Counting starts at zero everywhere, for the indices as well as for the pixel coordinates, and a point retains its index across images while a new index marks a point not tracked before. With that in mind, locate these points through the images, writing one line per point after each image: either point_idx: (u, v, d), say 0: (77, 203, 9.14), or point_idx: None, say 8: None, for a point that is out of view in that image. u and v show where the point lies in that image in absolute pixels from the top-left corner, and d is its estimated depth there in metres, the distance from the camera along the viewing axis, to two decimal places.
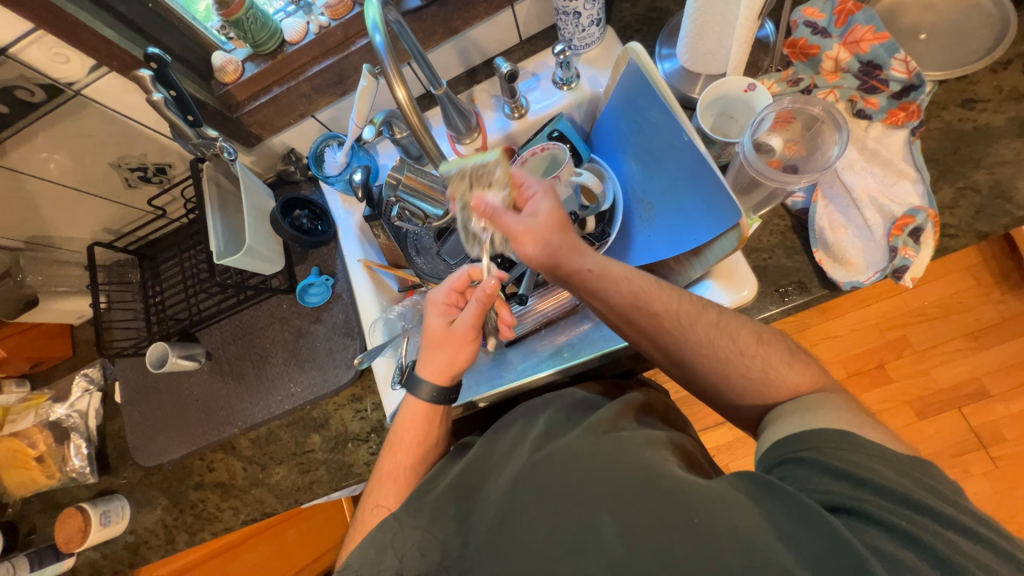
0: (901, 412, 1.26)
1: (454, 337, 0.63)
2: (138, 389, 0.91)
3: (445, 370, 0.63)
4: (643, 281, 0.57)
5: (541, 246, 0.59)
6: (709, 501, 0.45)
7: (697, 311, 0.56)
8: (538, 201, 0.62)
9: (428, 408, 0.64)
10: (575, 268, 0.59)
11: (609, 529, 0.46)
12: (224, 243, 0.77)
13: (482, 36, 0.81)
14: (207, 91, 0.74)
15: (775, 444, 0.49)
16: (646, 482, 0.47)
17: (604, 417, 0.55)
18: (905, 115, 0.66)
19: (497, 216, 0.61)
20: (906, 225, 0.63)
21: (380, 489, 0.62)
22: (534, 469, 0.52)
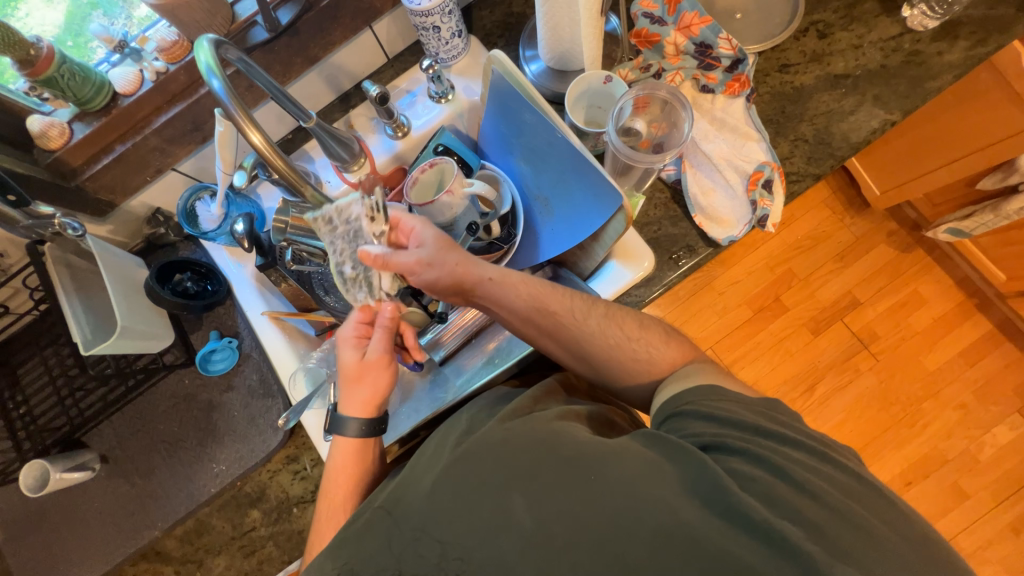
0: (799, 334, 1.44)
1: (372, 367, 0.62)
2: (19, 520, 0.77)
3: (372, 404, 0.62)
4: (538, 285, 0.61)
5: (441, 273, 0.60)
6: (607, 453, 0.48)
7: (572, 300, 0.60)
8: (420, 231, 0.62)
9: (361, 444, 0.62)
10: (477, 278, 0.60)
11: (520, 509, 0.46)
12: (91, 329, 0.68)
13: (345, 61, 0.79)
14: (29, 163, 0.63)
15: (668, 405, 0.54)
16: (558, 455, 0.49)
17: (519, 404, 0.56)
18: (739, 86, 0.75)
19: (388, 259, 0.61)
20: (758, 179, 0.73)
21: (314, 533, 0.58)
22: (457, 469, 0.50)
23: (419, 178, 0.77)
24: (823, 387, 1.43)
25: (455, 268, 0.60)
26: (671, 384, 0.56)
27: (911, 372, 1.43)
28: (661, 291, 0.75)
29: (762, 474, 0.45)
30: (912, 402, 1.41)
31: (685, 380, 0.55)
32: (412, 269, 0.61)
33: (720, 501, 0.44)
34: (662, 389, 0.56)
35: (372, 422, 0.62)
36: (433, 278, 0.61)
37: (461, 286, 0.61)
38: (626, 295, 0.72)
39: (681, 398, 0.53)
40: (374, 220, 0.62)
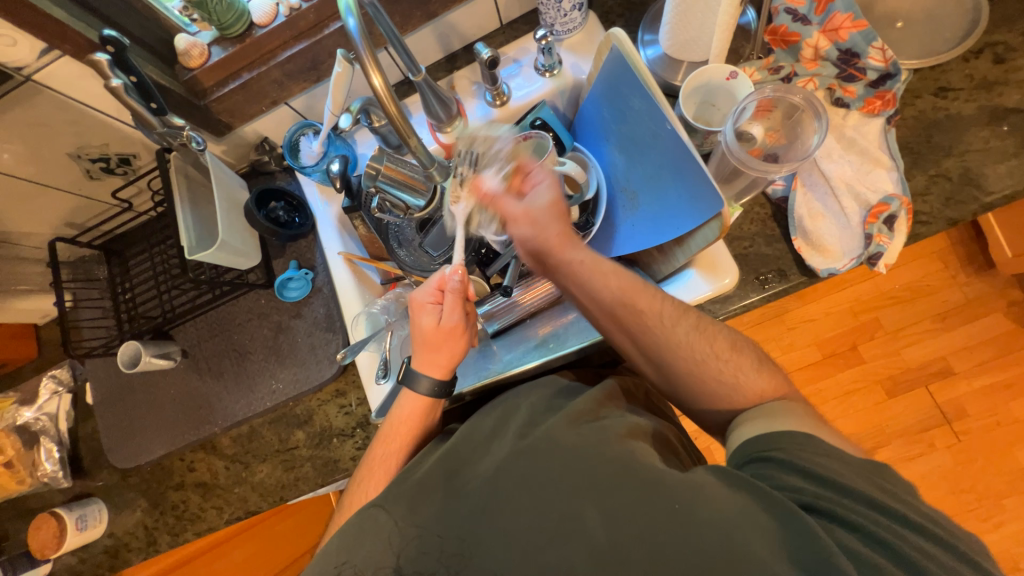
0: (871, 390, 1.31)
1: (447, 334, 0.63)
2: (112, 389, 0.88)
3: (446, 366, 0.64)
4: (629, 279, 0.59)
5: (536, 234, 0.63)
6: (686, 485, 0.46)
7: (658, 307, 0.58)
8: (539, 189, 0.65)
9: (427, 404, 0.64)
10: (567, 258, 0.62)
11: (591, 518, 0.47)
12: (196, 237, 0.74)
13: (461, 20, 0.79)
14: (171, 77, 0.70)
15: (743, 444, 0.51)
16: (630, 470, 0.48)
17: (585, 407, 0.56)
18: (881, 104, 0.67)
19: (496, 199, 0.66)
20: (881, 212, 0.65)
21: (369, 476, 0.62)
22: (520, 459, 0.52)
23: None
24: (888, 453, 1.30)
25: (551, 238, 0.62)
26: (751, 420, 0.52)
27: (1000, 462, 1.25)
28: (737, 312, 0.70)
29: (858, 543, 0.41)
30: (992, 495, 1.24)
31: (766, 420, 0.51)
32: (513, 215, 0.65)
33: (813, 563, 0.40)
34: (741, 427, 0.52)
35: (446, 385, 0.64)
36: (528, 235, 0.63)
37: (548, 257, 0.63)
38: (699, 307, 0.68)
39: (762, 441, 0.49)
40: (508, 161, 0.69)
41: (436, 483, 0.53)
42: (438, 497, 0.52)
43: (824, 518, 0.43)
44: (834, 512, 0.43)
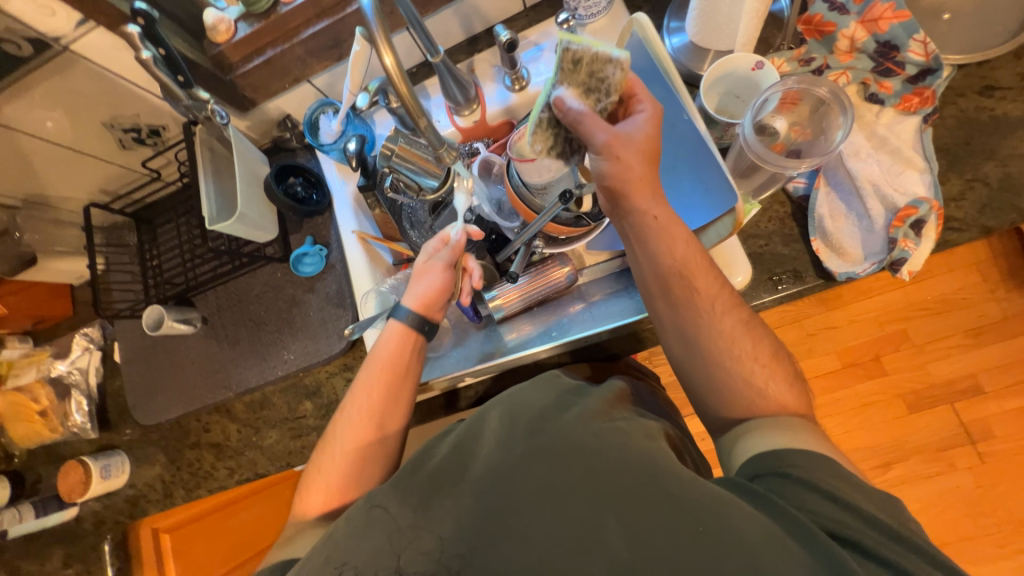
0: (890, 405, 1.25)
1: (431, 268, 0.69)
2: (137, 349, 0.93)
3: (422, 298, 0.68)
4: (694, 250, 0.57)
5: (619, 174, 0.55)
6: (720, 511, 0.44)
7: (715, 292, 0.57)
8: (639, 121, 0.55)
9: (401, 346, 0.66)
10: (642, 208, 0.56)
11: (613, 529, 0.45)
12: (217, 208, 0.77)
13: (484, 2, 0.78)
14: (198, 51, 0.72)
15: (758, 456, 0.50)
16: (650, 483, 0.47)
17: (598, 407, 0.56)
18: (919, 101, 0.63)
19: (581, 118, 0.54)
20: (908, 216, 0.62)
21: (346, 431, 0.63)
22: (534, 460, 0.50)
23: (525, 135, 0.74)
24: (904, 469, 1.25)
25: (633, 178, 0.55)
26: (769, 432, 0.51)
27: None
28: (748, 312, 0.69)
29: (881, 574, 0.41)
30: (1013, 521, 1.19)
31: (781, 434, 0.50)
32: (601, 146, 0.55)
33: None
34: (754, 436, 0.52)
35: (421, 318, 0.68)
36: (609, 169, 0.55)
37: (621, 199, 0.57)
38: None
39: (782, 458, 0.48)
40: (617, 75, 0.55)
41: (446, 475, 0.53)
42: (448, 493, 0.51)
43: (849, 546, 0.43)
44: (859, 541, 0.42)
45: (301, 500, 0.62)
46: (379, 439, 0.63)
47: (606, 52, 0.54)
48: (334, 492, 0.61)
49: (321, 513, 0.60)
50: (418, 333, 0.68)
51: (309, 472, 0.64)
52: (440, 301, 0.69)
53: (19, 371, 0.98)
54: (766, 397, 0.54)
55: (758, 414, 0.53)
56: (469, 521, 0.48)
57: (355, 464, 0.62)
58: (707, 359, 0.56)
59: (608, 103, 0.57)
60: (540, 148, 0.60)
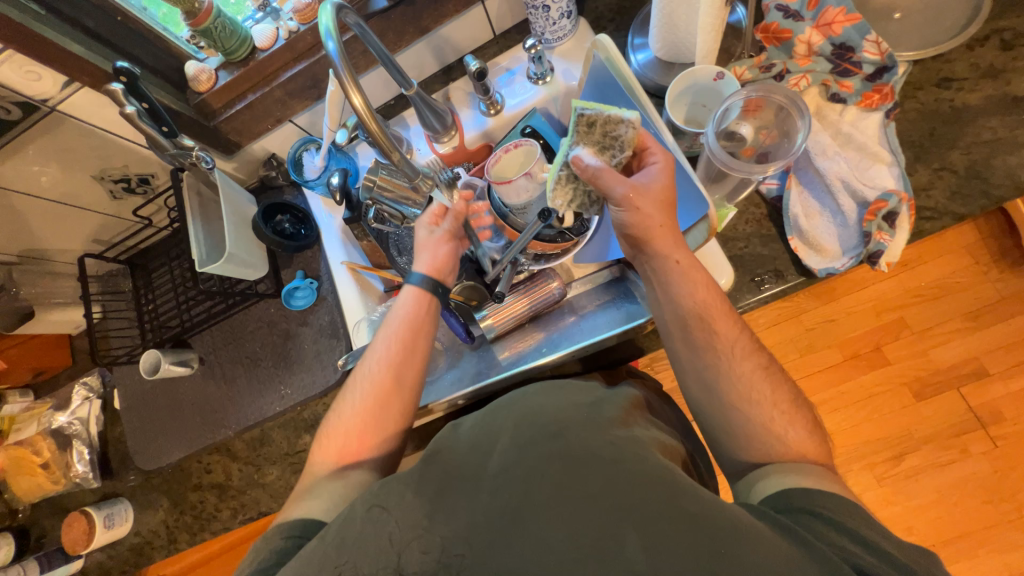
0: (895, 394, 1.21)
1: (436, 241, 0.70)
2: (135, 394, 0.93)
3: (432, 268, 0.69)
4: (717, 296, 0.58)
5: (640, 221, 0.58)
6: (740, 528, 0.43)
7: (734, 335, 0.57)
8: (656, 172, 0.58)
9: (412, 325, 0.65)
10: (665, 253, 0.58)
11: (632, 543, 0.44)
12: (206, 250, 0.79)
13: (454, 33, 0.81)
14: (182, 102, 0.75)
15: (781, 492, 0.49)
16: (669, 495, 0.46)
17: (617, 414, 0.57)
18: (879, 97, 0.66)
19: (599, 174, 0.58)
20: (880, 209, 0.63)
21: (359, 411, 0.61)
22: (553, 462, 0.49)
23: (502, 157, 0.75)
24: (917, 460, 1.20)
25: (654, 226, 0.58)
26: (786, 473, 0.50)
27: None
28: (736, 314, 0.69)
29: None
30: None
31: (801, 471, 0.50)
32: (620, 198, 0.57)
33: None
34: (770, 478, 0.51)
35: (434, 281, 0.68)
36: (629, 219, 0.58)
37: (643, 245, 0.60)
38: None
39: (798, 496, 0.48)
40: (631, 133, 0.58)
41: (458, 475, 0.51)
42: (460, 492, 0.49)
43: None
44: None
45: (318, 448, 0.61)
46: (398, 397, 0.62)
47: (618, 113, 0.59)
48: (349, 444, 0.60)
49: (335, 467, 0.59)
50: (432, 295, 0.68)
51: (322, 431, 0.62)
52: (450, 267, 0.70)
53: (20, 425, 0.99)
54: (785, 444, 0.53)
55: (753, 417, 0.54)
56: (483, 523, 0.47)
57: (369, 415, 0.61)
58: (702, 357, 0.58)
59: (624, 156, 0.60)
60: (562, 203, 0.66)
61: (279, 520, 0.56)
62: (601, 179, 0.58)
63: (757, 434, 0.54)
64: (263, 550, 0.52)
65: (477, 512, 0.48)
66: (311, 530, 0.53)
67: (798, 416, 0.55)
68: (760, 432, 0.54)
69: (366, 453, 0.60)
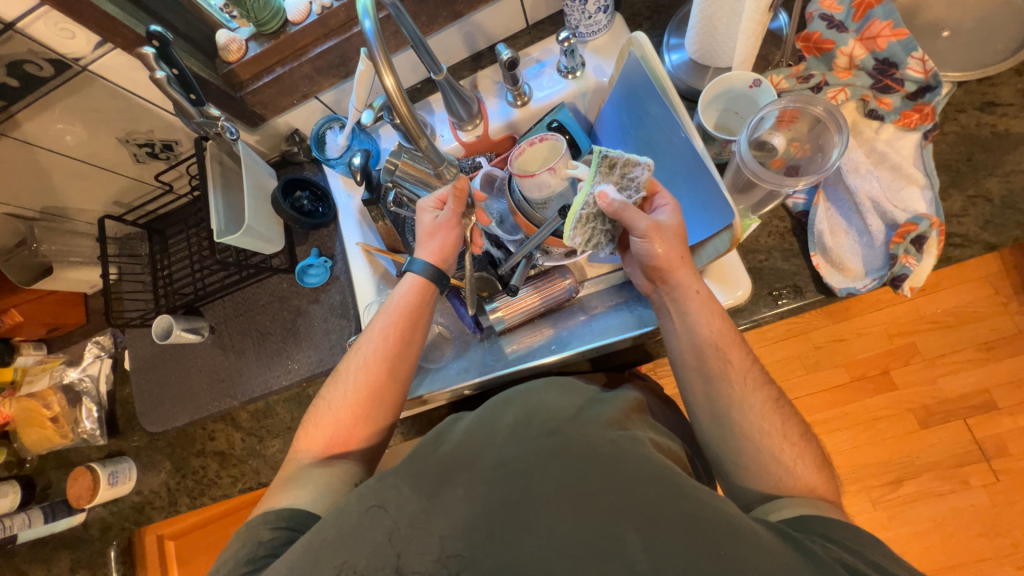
0: (902, 419, 1.20)
1: (443, 226, 0.68)
2: (146, 357, 0.95)
3: (438, 253, 0.68)
4: (731, 327, 0.59)
5: (660, 254, 0.58)
6: (737, 530, 0.43)
7: (747, 366, 0.57)
8: (671, 210, 0.60)
9: (408, 324, 0.65)
10: (684, 283, 0.59)
11: (632, 540, 0.43)
12: (225, 221, 0.78)
13: (487, 20, 0.80)
14: (211, 70, 0.74)
15: (791, 516, 0.49)
16: (670, 495, 0.46)
17: (614, 415, 0.56)
18: (919, 117, 0.64)
19: (621, 211, 0.58)
20: (908, 233, 0.62)
21: (347, 404, 0.61)
22: (552, 458, 0.49)
23: (525, 151, 0.73)
24: (917, 488, 1.19)
25: (674, 257, 0.59)
26: (793, 504, 0.50)
27: None
28: (748, 327, 0.68)
29: None
30: None
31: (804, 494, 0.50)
32: (642, 232, 0.58)
33: None
34: (776, 511, 0.50)
35: (437, 272, 0.67)
36: (650, 252, 0.58)
37: (662, 277, 0.60)
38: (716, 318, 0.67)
39: (805, 524, 0.48)
40: (643, 176, 0.60)
41: (457, 465, 0.51)
42: (458, 481, 0.50)
43: None
44: None
45: (305, 437, 0.61)
46: (389, 391, 0.63)
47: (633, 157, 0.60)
48: (337, 436, 0.61)
49: (321, 457, 0.60)
50: (434, 287, 0.68)
51: (313, 411, 0.63)
52: (454, 256, 0.69)
53: (32, 378, 1.01)
54: (793, 476, 0.52)
55: (759, 434, 0.54)
56: (483, 519, 0.46)
57: (358, 405, 0.61)
58: (714, 376, 0.57)
59: (640, 198, 0.61)
60: (581, 241, 0.62)
61: (264, 508, 0.56)
62: (623, 215, 0.58)
63: (762, 452, 0.53)
64: (248, 542, 0.51)
65: (477, 508, 0.47)
66: (303, 523, 0.53)
67: (807, 450, 0.54)
68: (772, 465, 0.53)
69: (354, 444, 0.61)
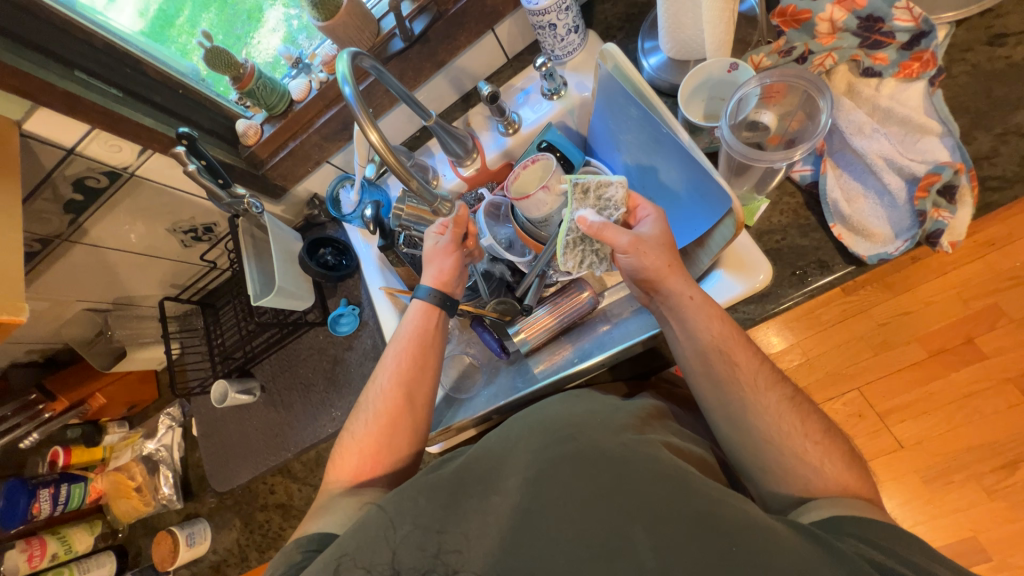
0: (997, 390, 1.06)
1: (441, 253, 0.72)
2: (208, 422, 1.02)
3: (439, 279, 0.72)
4: (733, 330, 0.56)
5: (647, 266, 0.58)
6: (754, 523, 0.42)
7: (755, 366, 0.55)
8: (651, 221, 0.61)
9: (417, 351, 0.69)
10: (676, 291, 0.58)
11: (641, 540, 0.42)
12: (259, 286, 0.85)
13: (469, 63, 0.85)
14: (235, 155, 0.84)
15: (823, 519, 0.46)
16: (683, 492, 0.45)
17: (633, 423, 0.55)
18: (920, 65, 0.61)
19: (601, 230, 0.59)
20: (933, 184, 0.59)
21: (370, 433, 0.64)
22: (560, 465, 0.49)
23: (520, 174, 0.76)
24: None
25: (662, 267, 0.58)
26: (824, 506, 0.47)
27: None
28: (778, 313, 0.65)
29: None
30: None
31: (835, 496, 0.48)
32: (624, 246, 0.59)
33: None
34: (808, 513, 0.48)
35: (441, 295, 0.71)
36: (637, 265, 0.59)
37: (654, 287, 0.60)
38: (732, 310, 0.64)
39: (839, 526, 0.45)
40: (620, 193, 0.63)
41: (472, 478, 0.51)
42: None
43: None
44: None
45: (332, 470, 0.64)
46: (405, 418, 0.65)
47: (604, 177, 0.65)
48: (360, 470, 0.63)
49: (347, 488, 0.61)
50: (439, 309, 0.72)
51: (341, 444, 0.66)
52: (454, 280, 0.73)
53: (118, 453, 1.12)
54: (824, 475, 0.49)
55: (785, 431, 0.52)
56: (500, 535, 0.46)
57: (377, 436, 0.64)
58: (729, 377, 0.55)
59: (622, 214, 0.64)
60: (573, 264, 0.66)
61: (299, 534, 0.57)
62: (605, 233, 0.59)
63: (792, 448, 0.51)
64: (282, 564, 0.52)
65: (495, 523, 0.47)
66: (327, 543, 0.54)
67: (834, 449, 0.51)
68: (799, 468, 0.50)
69: (378, 476, 0.63)
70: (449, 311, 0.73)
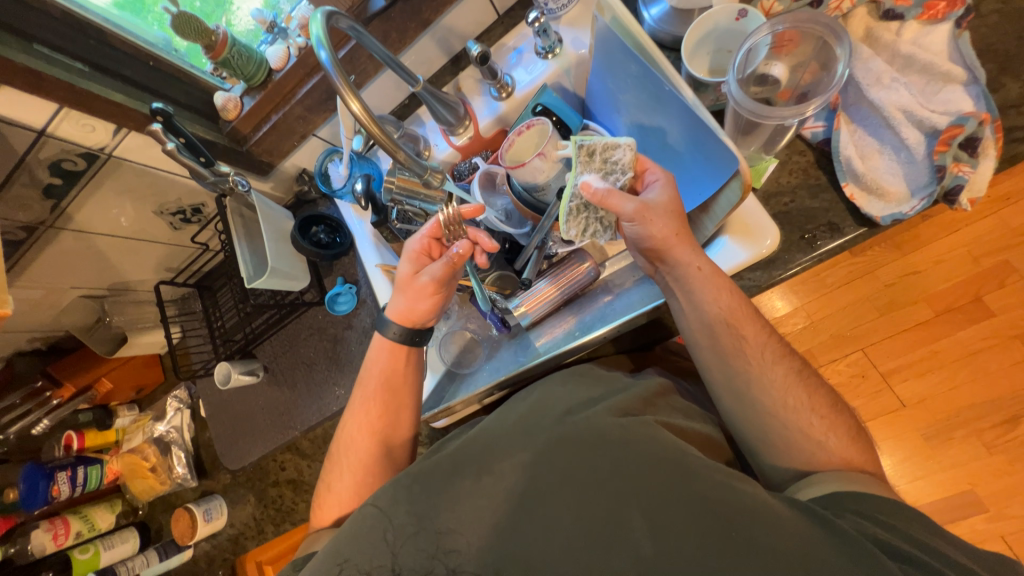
0: (1003, 348, 1.05)
1: (420, 288, 0.66)
2: (215, 403, 1.03)
3: (407, 314, 0.68)
4: (742, 301, 0.55)
5: (654, 234, 0.56)
6: (751, 507, 0.43)
7: (762, 340, 0.53)
8: (660, 188, 0.57)
9: (386, 380, 0.68)
10: (683, 261, 0.56)
11: (637, 524, 0.44)
12: (252, 268, 0.83)
13: (457, 21, 0.79)
14: (216, 131, 0.80)
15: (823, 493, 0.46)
16: (681, 477, 0.45)
17: (633, 401, 0.54)
18: (946, 5, 0.56)
19: (606, 197, 0.56)
20: (954, 137, 0.55)
21: (357, 449, 0.67)
22: (558, 449, 0.49)
23: (515, 141, 0.72)
24: None
25: (669, 236, 0.56)
26: (825, 481, 0.47)
27: None
28: (786, 279, 0.62)
29: None
30: None
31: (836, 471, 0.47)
32: (630, 214, 0.56)
33: None
34: (809, 488, 0.48)
35: (409, 332, 0.68)
36: (643, 234, 0.56)
37: (660, 257, 0.57)
38: (737, 277, 0.61)
39: (839, 502, 0.45)
40: (628, 156, 0.58)
41: (470, 459, 0.51)
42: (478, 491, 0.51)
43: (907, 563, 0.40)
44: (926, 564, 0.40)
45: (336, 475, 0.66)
46: (384, 439, 0.67)
47: (612, 139, 0.60)
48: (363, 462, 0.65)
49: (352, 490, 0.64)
50: (407, 345, 0.69)
51: (330, 462, 0.69)
52: (426, 316, 0.68)
53: (130, 436, 1.15)
54: (827, 448, 0.49)
55: (789, 404, 0.51)
56: (501, 517, 0.47)
57: (378, 416, 0.67)
58: (732, 351, 0.53)
59: (630, 178, 0.60)
60: (576, 232, 0.62)
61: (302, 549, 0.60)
62: (610, 201, 0.56)
63: (796, 422, 0.50)
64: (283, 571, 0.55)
65: None
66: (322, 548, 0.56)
67: (838, 421, 0.50)
68: (801, 442, 0.50)
69: None
70: (420, 344, 0.70)
